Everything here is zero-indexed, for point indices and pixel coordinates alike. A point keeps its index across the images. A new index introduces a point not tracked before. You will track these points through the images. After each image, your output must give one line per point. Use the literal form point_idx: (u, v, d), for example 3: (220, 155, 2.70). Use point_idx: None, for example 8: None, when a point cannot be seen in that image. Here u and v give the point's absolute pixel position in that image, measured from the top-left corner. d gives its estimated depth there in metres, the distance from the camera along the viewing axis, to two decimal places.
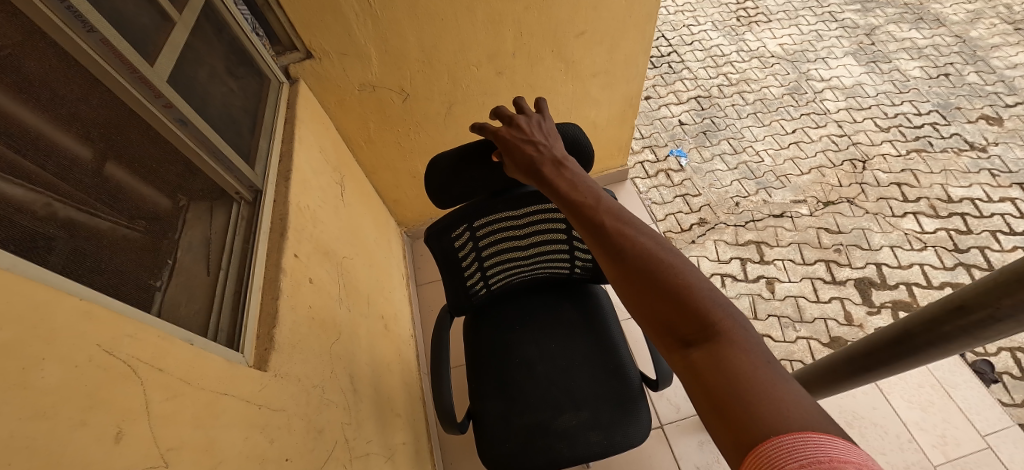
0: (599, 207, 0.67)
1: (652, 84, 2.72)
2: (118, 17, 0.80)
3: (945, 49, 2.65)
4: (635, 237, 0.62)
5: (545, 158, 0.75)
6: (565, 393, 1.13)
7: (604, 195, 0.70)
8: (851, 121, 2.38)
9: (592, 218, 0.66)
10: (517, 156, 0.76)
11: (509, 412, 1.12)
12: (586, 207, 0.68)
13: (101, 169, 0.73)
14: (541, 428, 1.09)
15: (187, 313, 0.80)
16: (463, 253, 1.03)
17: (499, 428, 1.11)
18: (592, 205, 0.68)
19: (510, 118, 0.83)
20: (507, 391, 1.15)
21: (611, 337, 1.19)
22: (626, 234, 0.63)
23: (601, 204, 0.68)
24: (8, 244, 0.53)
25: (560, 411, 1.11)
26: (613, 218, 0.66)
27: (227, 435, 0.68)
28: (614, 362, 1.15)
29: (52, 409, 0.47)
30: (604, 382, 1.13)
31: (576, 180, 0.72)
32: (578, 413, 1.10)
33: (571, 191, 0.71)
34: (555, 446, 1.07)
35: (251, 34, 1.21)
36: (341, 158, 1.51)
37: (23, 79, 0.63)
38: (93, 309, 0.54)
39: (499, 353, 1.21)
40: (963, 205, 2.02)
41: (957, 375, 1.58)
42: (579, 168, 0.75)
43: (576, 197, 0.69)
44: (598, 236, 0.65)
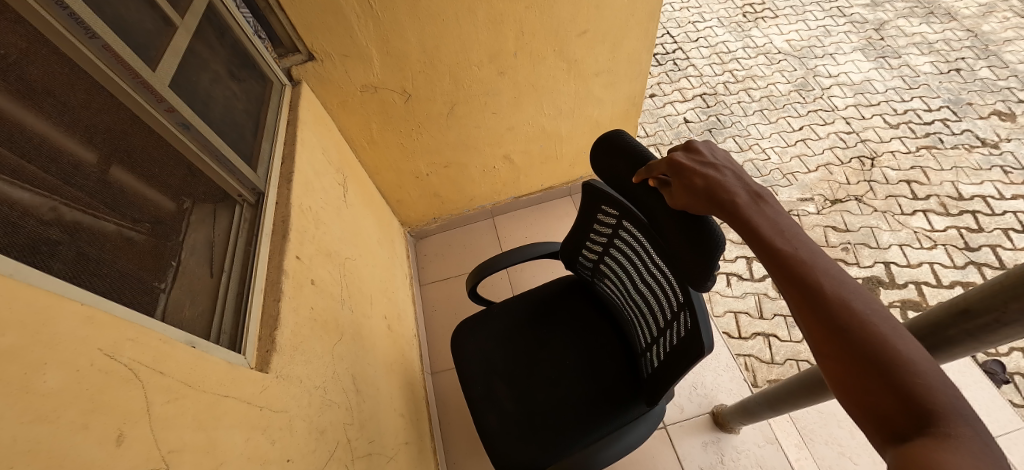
0: (812, 263, 0.54)
1: (656, 82, 2.70)
2: (120, 23, 0.80)
3: (956, 44, 2.61)
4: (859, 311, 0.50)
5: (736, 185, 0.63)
6: (523, 380, 1.18)
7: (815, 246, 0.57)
8: (860, 118, 2.35)
9: (800, 272, 0.54)
10: (693, 180, 0.65)
11: (496, 335, 1.26)
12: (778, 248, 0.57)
13: (105, 173, 0.74)
14: (486, 369, 1.22)
15: (191, 315, 0.81)
16: (602, 228, 1.00)
17: (478, 349, 1.25)
18: (801, 257, 0.55)
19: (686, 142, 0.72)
20: (509, 334, 1.26)
21: (583, 426, 1.07)
22: (849, 304, 0.51)
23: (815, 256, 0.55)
24: (13, 250, 0.54)
25: (507, 377, 1.19)
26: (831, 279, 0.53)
27: (229, 436, 0.69)
28: (561, 431, 1.08)
29: (53, 413, 0.48)
30: (530, 428, 1.10)
31: (777, 218, 0.59)
32: (506, 400, 1.15)
33: (772, 231, 0.58)
34: (474, 389, 1.19)
35: (253, 37, 1.21)
36: (343, 158, 1.51)
37: (27, 86, 0.63)
38: (95, 314, 0.55)
39: (547, 312, 1.27)
40: (975, 203, 1.99)
41: (967, 376, 1.55)
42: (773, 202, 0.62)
43: (780, 244, 0.56)
44: (805, 296, 0.53)
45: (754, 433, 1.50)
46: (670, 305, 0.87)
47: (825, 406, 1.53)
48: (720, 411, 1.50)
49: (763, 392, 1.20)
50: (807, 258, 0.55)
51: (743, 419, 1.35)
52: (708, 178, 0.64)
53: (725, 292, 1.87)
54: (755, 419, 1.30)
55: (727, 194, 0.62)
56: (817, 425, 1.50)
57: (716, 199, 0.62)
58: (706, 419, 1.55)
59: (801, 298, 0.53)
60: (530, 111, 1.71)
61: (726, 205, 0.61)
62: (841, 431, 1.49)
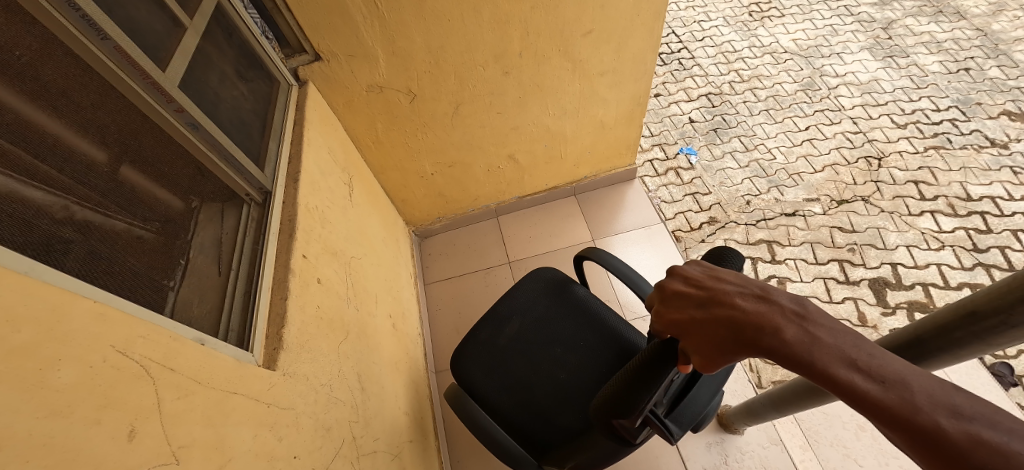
0: (910, 398, 0.45)
1: (661, 81, 2.69)
2: (130, 25, 0.81)
3: (965, 43, 2.58)
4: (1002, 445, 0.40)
5: (757, 317, 0.55)
6: (530, 338, 1.23)
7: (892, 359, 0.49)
8: (866, 118, 2.33)
9: (895, 413, 0.45)
10: (709, 334, 0.59)
11: (563, 293, 1.29)
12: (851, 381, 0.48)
13: (116, 173, 0.75)
14: (526, 306, 1.28)
15: (199, 313, 0.82)
16: None
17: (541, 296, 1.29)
18: (892, 393, 0.46)
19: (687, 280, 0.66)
20: (569, 309, 1.26)
21: (503, 417, 1.13)
22: (978, 439, 0.41)
23: (904, 384, 0.46)
24: (27, 249, 0.55)
25: (529, 321, 1.26)
26: (941, 408, 0.44)
27: (237, 433, 0.69)
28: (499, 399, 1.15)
29: (67, 409, 0.49)
30: (490, 370, 1.20)
31: (830, 344, 0.51)
32: (505, 336, 1.24)
33: (839, 368, 0.49)
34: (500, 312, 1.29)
35: (260, 37, 1.22)
36: (349, 158, 1.52)
37: (40, 86, 0.64)
38: (107, 311, 0.56)
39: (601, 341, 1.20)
40: (984, 204, 1.97)
41: (974, 378, 1.55)
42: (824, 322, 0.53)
43: (860, 384, 0.48)
44: (922, 443, 0.44)
45: (758, 434, 1.50)
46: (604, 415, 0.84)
47: (830, 408, 1.52)
48: (724, 412, 1.49)
49: (768, 394, 1.19)
50: (899, 392, 0.46)
51: (747, 420, 1.35)
52: (720, 324, 0.58)
53: None
54: (759, 420, 1.29)
55: (760, 337, 0.54)
56: (822, 427, 1.50)
57: (755, 349, 0.55)
58: (709, 420, 1.54)
59: (926, 450, 0.44)
60: (534, 111, 1.72)
61: (770, 351, 0.54)
62: (846, 433, 1.48)
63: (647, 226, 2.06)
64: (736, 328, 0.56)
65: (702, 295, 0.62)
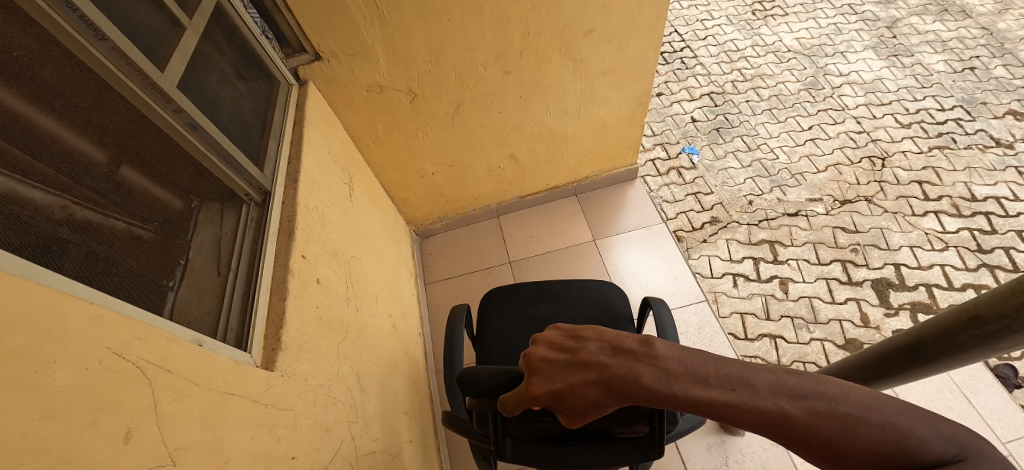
0: (763, 398, 0.47)
1: (664, 80, 2.68)
2: (129, 25, 0.81)
3: (970, 42, 2.56)
4: (830, 410, 0.45)
5: (619, 367, 0.52)
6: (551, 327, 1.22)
7: (727, 359, 0.50)
8: (870, 118, 2.32)
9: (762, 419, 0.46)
10: (582, 396, 0.53)
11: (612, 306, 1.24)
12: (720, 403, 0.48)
13: (115, 174, 0.75)
14: (574, 301, 1.25)
15: (198, 313, 0.82)
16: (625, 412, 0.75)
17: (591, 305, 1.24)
18: (746, 397, 0.47)
19: (540, 343, 0.59)
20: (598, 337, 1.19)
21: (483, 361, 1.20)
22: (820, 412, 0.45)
23: (748, 384, 0.48)
24: (25, 251, 0.55)
25: (566, 311, 1.24)
26: (783, 395, 0.47)
27: (234, 434, 0.69)
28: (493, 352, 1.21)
29: (63, 411, 0.49)
30: (507, 325, 1.24)
31: (683, 371, 0.50)
32: (537, 313, 1.24)
33: (700, 391, 0.48)
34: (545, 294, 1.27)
35: (260, 37, 1.22)
36: (349, 158, 1.52)
37: (38, 86, 0.64)
38: (104, 313, 0.56)
39: None
40: (988, 204, 1.96)
41: (977, 380, 1.54)
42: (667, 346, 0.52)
43: (718, 394, 0.48)
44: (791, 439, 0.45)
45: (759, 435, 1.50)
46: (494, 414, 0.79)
47: None
48: None
49: None
50: (747, 391, 0.47)
51: None
52: (590, 382, 0.53)
53: (731, 293, 1.84)
54: None
55: (629, 388, 0.51)
56: None
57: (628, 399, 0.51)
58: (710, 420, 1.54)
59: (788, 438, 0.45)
60: (535, 111, 1.71)
61: (643, 399, 0.50)
62: None
63: (649, 226, 2.05)
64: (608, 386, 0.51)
65: (559, 355, 0.56)
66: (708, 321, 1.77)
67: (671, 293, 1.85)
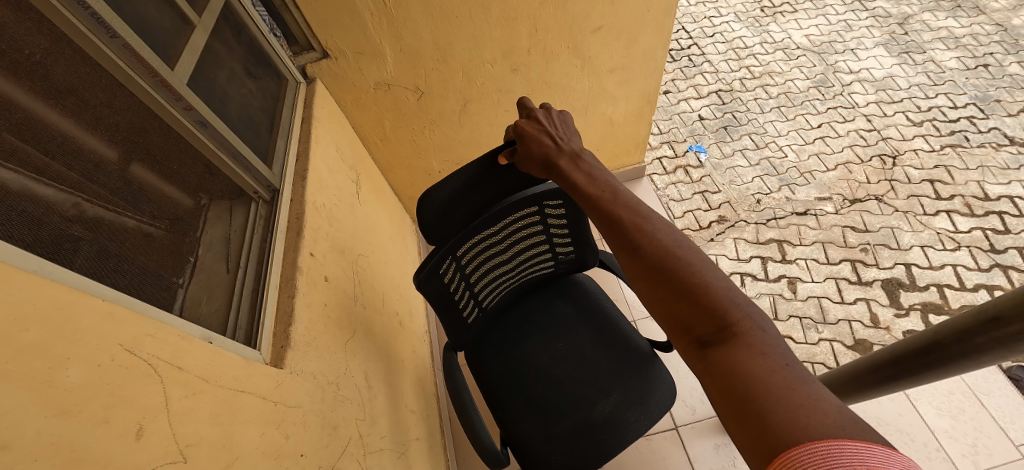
0: (613, 199, 0.68)
1: (671, 78, 2.66)
2: (139, 22, 0.81)
3: (984, 39, 2.53)
4: (654, 235, 0.63)
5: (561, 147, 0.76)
6: (592, 391, 1.10)
7: (620, 186, 0.71)
8: (881, 116, 2.29)
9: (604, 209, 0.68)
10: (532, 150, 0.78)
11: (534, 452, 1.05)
12: (593, 196, 0.70)
13: (125, 171, 0.75)
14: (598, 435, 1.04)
15: (207, 310, 0.82)
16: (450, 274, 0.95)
17: (546, 442, 1.05)
18: (607, 193, 0.69)
19: (533, 112, 0.84)
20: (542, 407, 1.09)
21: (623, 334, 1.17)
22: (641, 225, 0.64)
23: (610, 188, 0.70)
24: (38, 248, 0.55)
25: (602, 410, 1.07)
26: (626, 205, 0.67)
27: (244, 430, 0.70)
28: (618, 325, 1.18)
29: (76, 407, 0.49)
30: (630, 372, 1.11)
31: (584, 168, 0.74)
32: (612, 393, 1.09)
33: (584, 180, 0.72)
34: (603, 436, 1.04)
35: (268, 35, 1.22)
36: (356, 156, 1.53)
37: (50, 85, 0.65)
38: (116, 310, 0.56)
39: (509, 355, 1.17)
40: (1002, 203, 1.93)
41: (990, 382, 1.52)
42: (594, 160, 0.76)
43: (593, 192, 0.70)
44: (612, 231, 0.66)
45: None
46: (539, 222, 0.96)
47: None
48: None
49: None
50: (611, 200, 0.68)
51: None
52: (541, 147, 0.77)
53: None
54: None
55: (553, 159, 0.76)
56: None
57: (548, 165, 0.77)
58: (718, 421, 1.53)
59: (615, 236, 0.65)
60: None
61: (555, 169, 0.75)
62: None
63: None
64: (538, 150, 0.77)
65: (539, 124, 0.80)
66: None
67: None
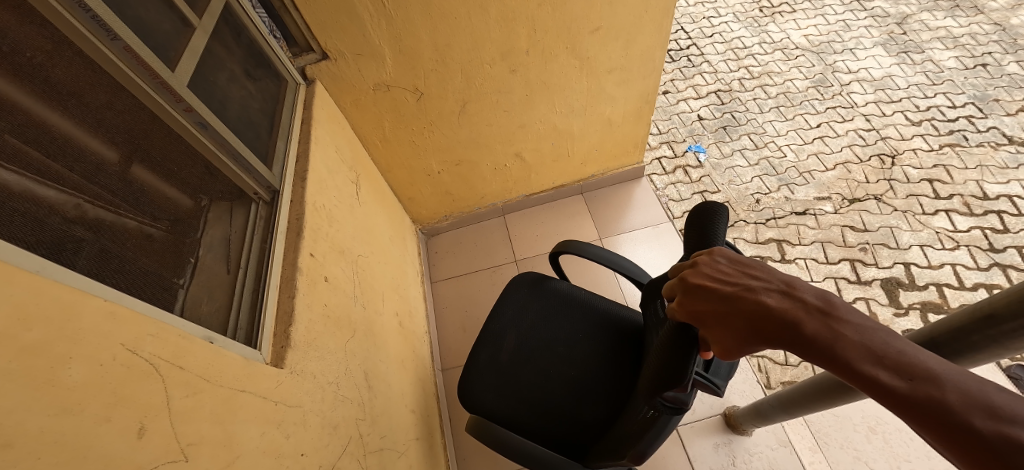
0: (938, 394, 0.45)
1: (670, 79, 2.67)
2: (140, 25, 0.82)
3: (982, 38, 2.53)
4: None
5: (786, 311, 0.54)
6: (533, 339, 1.21)
7: (929, 366, 0.47)
8: (880, 115, 2.30)
9: (924, 408, 0.45)
10: (735, 326, 0.57)
11: (541, 290, 1.28)
12: (893, 387, 0.47)
13: (126, 172, 0.76)
14: (514, 319, 1.25)
15: (208, 311, 0.82)
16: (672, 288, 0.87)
17: (531, 296, 1.28)
18: (914, 384, 0.46)
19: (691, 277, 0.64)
20: (557, 310, 1.25)
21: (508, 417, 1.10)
22: (994, 422, 0.42)
23: (926, 374, 0.47)
24: (39, 247, 0.55)
25: (506, 336, 1.23)
26: (971, 404, 0.44)
27: (245, 430, 0.70)
28: (506, 416, 1.10)
29: (78, 407, 0.49)
30: (496, 388, 1.15)
31: (855, 339, 0.51)
32: (507, 352, 1.20)
33: (867, 363, 0.49)
34: (497, 326, 1.25)
35: (268, 37, 1.23)
36: (356, 156, 1.53)
37: (52, 87, 0.65)
38: (117, 310, 0.56)
39: (602, 324, 1.20)
40: (1000, 202, 1.93)
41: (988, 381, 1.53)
42: (858, 320, 0.52)
43: (887, 383, 0.48)
44: (948, 438, 0.44)
45: (767, 435, 1.49)
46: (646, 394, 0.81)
47: (842, 410, 1.51)
48: (732, 412, 1.48)
49: (777, 395, 1.19)
50: (930, 387, 0.46)
51: (756, 422, 1.34)
52: (747, 317, 0.56)
53: None
54: (768, 422, 1.29)
55: (790, 332, 0.54)
56: (832, 429, 1.48)
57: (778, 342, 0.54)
58: (717, 420, 1.53)
59: (958, 449, 0.44)
60: (542, 109, 1.71)
61: (794, 345, 0.53)
62: (857, 435, 1.47)
63: (655, 225, 2.04)
64: (761, 325, 0.55)
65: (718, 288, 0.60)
66: None
67: None
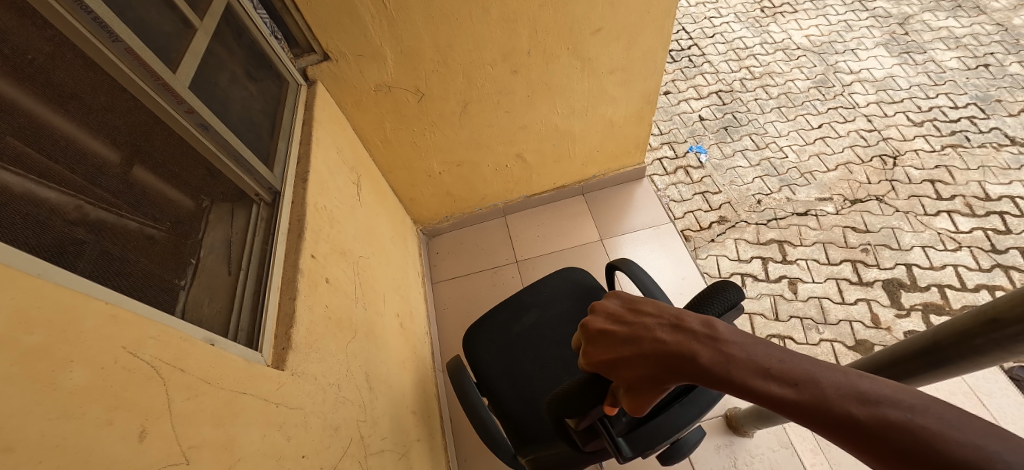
0: (821, 392, 0.45)
1: (671, 79, 2.67)
2: (142, 27, 0.82)
3: (984, 38, 2.53)
4: (910, 421, 0.42)
5: (675, 345, 0.52)
6: (547, 330, 1.20)
7: (806, 366, 0.47)
8: (882, 116, 2.29)
9: (816, 412, 0.45)
10: (638, 367, 0.54)
11: (589, 297, 1.22)
12: (785, 397, 0.46)
13: (128, 174, 0.76)
14: (547, 299, 1.24)
15: (209, 313, 0.82)
16: None
17: (569, 292, 1.24)
18: (800, 388, 0.46)
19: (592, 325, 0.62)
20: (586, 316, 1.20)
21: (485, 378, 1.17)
22: (873, 409, 0.43)
23: (808, 377, 0.47)
24: (41, 249, 0.55)
25: (529, 307, 1.24)
26: (848, 396, 0.44)
27: (246, 432, 0.70)
28: (486, 377, 1.17)
29: (79, 410, 0.49)
30: (496, 351, 1.20)
31: (741, 357, 0.50)
32: (524, 323, 1.22)
33: (756, 378, 0.48)
34: (527, 298, 1.25)
35: (270, 38, 1.23)
36: (357, 157, 1.53)
37: (53, 90, 0.65)
38: (119, 313, 0.56)
39: None
40: (1003, 203, 1.93)
41: (991, 382, 1.52)
42: (737, 334, 0.52)
43: (778, 393, 0.47)
44: (844, 435, 0.44)
45: (768, 437, 1.49)
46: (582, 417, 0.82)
47: None
48: (733, 414, 1.48)
49: None
50: (812, 387, 0.46)
51: (757, 423, 1.34)
52: (648, 356, 0.54)
53: None
54: (769, 424, 1.29)
55: (684, 364, 0.51)
56: None
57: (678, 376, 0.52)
58: (718, 421, 1.53)
59: (857, 446, 0.43)
60: (543, 110, 1.71)
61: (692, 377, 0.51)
62: None
63: (656, 226, 2.04)
64: (659, 361, 0.53)
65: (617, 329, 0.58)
66: None
67: (678, 292, 1.84)
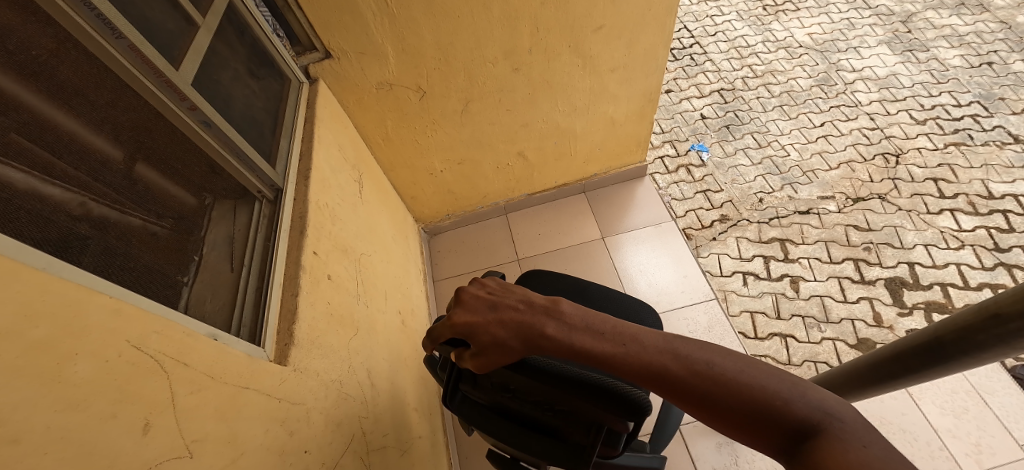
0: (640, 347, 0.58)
1: (673, 77, 2.66)
2: (145, 24, 0.82)
3: (988, 36, 2.52)
4: (699, 364, 0.55)
5: (531, 317, 0.64)
6: None
7: (629, 329, 0.60)
8: (884, 114, 2.29)
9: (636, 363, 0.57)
10: (495, 329, 0.65)
11: None
12: (609, 351, 0.58)
13: (131, 170, 0.76)
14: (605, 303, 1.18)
15: (212, 308, 0.82)
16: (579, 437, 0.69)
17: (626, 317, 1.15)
18: (624, 344, 0.59)
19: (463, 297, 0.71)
20: None
21: None
22: (675, 358, 0.56)
23: (632, 337, 0.59)
24: (46, 244, 0.56)
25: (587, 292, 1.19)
26: (658, 349, 0.57)
27: (248, 427, 0.70)
28: None
29: (83, 402, 0.50)
30: None
31: (580, 324, 0.62)
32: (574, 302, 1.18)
33: (590, 337, 0.60)
34: (594, 293, 1.20)
35: (272, 36, 1.23)
36: (359, 155, 1.54)
37: (58, 86, 0.66)
38: (123, 306, 0.57)
39: None
40: (1006, 202, 1.92)
41: (993, 380, 1.52)
42: (576, 308, 0.65)
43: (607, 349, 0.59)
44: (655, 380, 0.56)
45: None
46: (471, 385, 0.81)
47: None
48: None
49: None
50: (632, 345, 0.58)
51: None
52: (506, 321, 0.65)
53: (741, 291, 1.83)
54: None
55: (537, 328, 0.63)
56: None
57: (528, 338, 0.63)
58: None
59: (664, 388, 0.56)
60: (544, 108, 1.71)
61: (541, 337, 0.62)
62: None
63: (658, 224, 2.04)
64: (516, 327, 0.64)
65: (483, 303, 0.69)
66: (718, 319, 1.76)
67: (679, 290, 1.84)
